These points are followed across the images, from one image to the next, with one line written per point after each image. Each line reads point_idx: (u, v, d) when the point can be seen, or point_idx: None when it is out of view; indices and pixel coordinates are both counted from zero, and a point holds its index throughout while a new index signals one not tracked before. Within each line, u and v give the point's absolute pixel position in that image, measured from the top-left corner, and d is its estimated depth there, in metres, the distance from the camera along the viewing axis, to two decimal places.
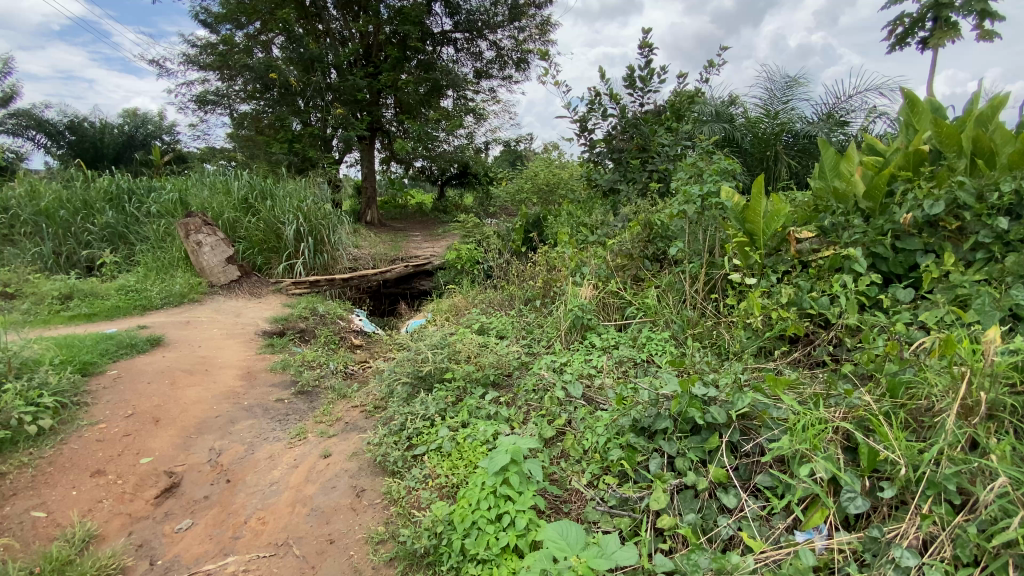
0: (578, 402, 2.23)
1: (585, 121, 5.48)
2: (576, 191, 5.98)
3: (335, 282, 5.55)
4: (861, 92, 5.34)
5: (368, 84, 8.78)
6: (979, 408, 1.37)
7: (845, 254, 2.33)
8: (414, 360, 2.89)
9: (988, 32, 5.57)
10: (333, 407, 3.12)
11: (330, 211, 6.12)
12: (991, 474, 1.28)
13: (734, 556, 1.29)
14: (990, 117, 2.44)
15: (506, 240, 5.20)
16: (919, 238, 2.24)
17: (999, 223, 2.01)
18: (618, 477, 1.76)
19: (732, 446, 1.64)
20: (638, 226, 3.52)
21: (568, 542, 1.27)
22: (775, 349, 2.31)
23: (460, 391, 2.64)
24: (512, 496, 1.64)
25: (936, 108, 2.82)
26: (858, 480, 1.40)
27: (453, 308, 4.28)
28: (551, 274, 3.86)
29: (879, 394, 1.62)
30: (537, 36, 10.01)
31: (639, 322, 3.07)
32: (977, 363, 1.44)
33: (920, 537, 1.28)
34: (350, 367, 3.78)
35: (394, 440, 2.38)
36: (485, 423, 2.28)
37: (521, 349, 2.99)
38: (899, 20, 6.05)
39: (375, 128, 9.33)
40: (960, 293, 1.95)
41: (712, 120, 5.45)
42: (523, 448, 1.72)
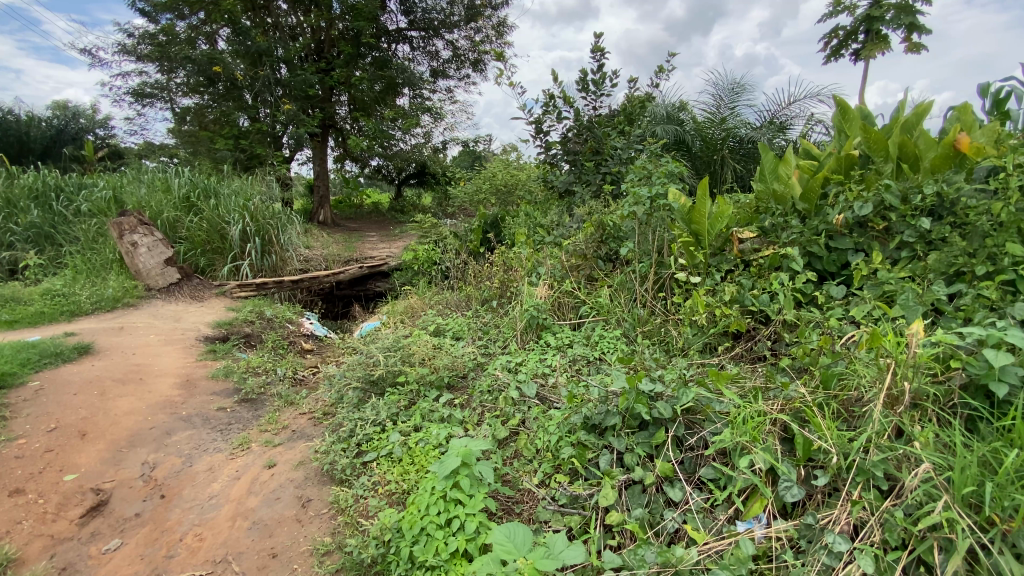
0: (532, 402, 2.23)
1: (541, 123, 5.53)
2: (533, 192, 6.01)
3: (284, 283, 5.34)
4: (800, 100, 5.61)
5: (321, 80, 8.51)
6: (903, 397, 1.46)
7: (783, 253, 2.44)
8: (366, 364, 2.81)
9: (914, 45, 6.00)
10: (279, 414, 2.99)
11: (279, 210, 5.89)
12: (916, 460, 1.36)
13: (679, 549, 1.31)
14: (914, 124, 2.60)
15: (463, 240, 5.16)
16: (850, 238, 2.38)
17: (921, 223, 2.15)
18: (569, 475, 1.77)
19: (677, 440, 1.68)
20: (591, 227, 3.57)
21: (516, 543, 1.25)
22: (719, 345, 2.39)
23: (413, 394, 2.59)
24: (462, 500, 1.62)
25: (865, 115, 2.99)
26: (794, 469, 1.45)
27: (408, 310, 4.20)
28: (507, 274, 3.86)
29: (813, 386, 1.69)
30: (494, 37, 10.00)
31: (592, 321, 3.10)
32: (901, 355, 1.53)
33: (851, 522, 1.34)
34: (300, 373, 3.64)
35: (343, 447, 2.30)
36: (438, 425, 2.23)
37: (476, 350, 2.97)
38: (835, 32, 6.43)
39: (327, 125, 9.06)
40: (887, 290, 2.07)
41: (663, 124, 5.60)
42: (474, 450, 1.70)
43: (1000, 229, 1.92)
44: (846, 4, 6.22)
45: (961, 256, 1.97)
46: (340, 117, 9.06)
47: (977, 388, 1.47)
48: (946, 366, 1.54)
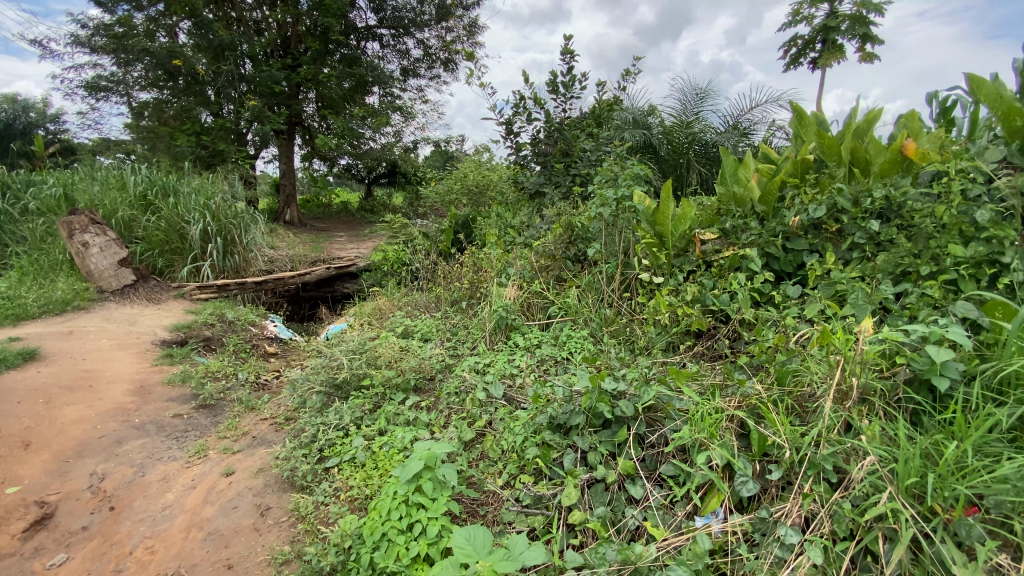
0: (499, 402, 2.23)
1: (511, 123, 5.53)
2: (504, 193, 6.02)
3: (247, 285, 5.17)
4: (762, 105, 5.78)
5: (287, 77, 8.30)
6: (852, 392, 1.52)
7: (742, 253, 2.50)
8: (330, 367, 2.74)
9: (868, 55, 6.27)
10: (239, 420, 2.90)
11: (241, 210, 5.71)
12: (863, 453, 1.41)
13: (638, 546, 1.33)
14: (865, 130, 2.71)
15: (433, 240, 5.11)
16: (805, 239, 2.46)
17: (871, 224, 2.24)
18: (533, 476, 1.77)
19: (639, 438, 1.70)
20: (560, 228, 3.59)
21: (475, 547, 1.25)
22: (681, 343, 2.44)
23: (379, 397, 2.54)
24: (424, 504, 1.60)
25: (821, 121, 3.10)
26: (749, 464, 1.50)
27: (376, 311, 4.12)
28: (476, 274, 3.84)
29: (769, 383, 1.74)
30: (465, 37, 9.97)
31: (560, 321, 3.12)
32: (850, 351, 1.59)
33: (802, 514, 1.38)
34: (263, 377, 3.53)
35: (304, 453, 2.24)
36: (403, 429, 2.19)
37: (445, 351, 2.94)
38: (794, 41, 6.67)
39: (294, 123, 8.86)
40: (839, 290, 2.15)
41: (630, 128, 5.70)
42: (438, 453, 1.69)
43: (942, 231, 2.02)
44: (805, 14, 6.46)
45: (907, 257, 2.06)
46: (307, 115, 8.85)
47: (921, 383, 1.55)
48: (891, 362, 1.61)
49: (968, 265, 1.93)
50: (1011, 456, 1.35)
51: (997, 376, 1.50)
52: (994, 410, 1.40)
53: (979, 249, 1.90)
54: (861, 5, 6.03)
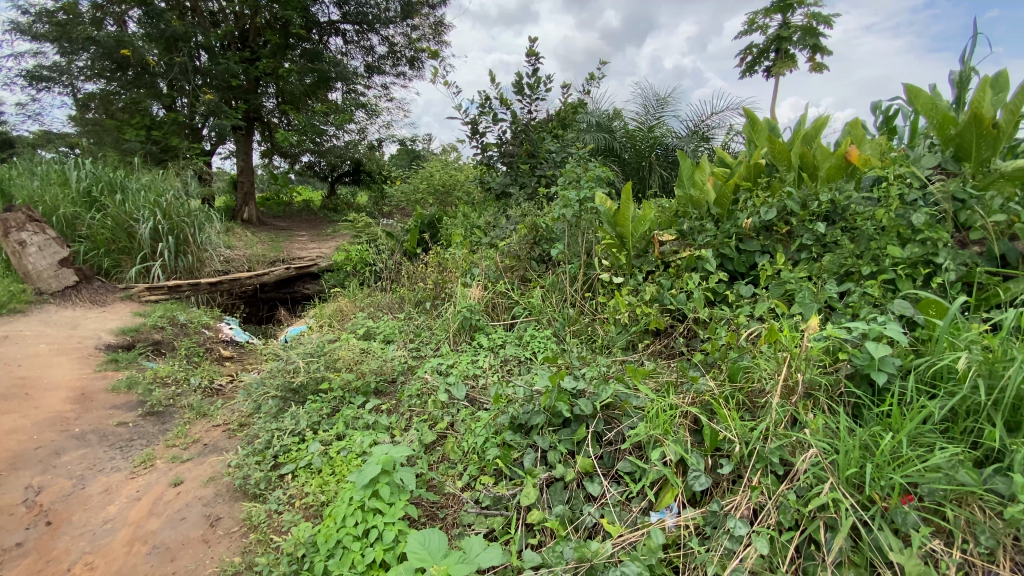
0: (461, 404, 2.22)
1: (476, 123, 5.52)
2: (470, 193, 5.98)
3: (201, 286, 4.93)
4: (720, 112, 5.96)
5: (245, 70, 8.00)
6: (797, 387, 1.59)
7: (698, 254, 2.57)
8: (285, 371, 2.65)
9: (817, 64, 6.57)
10: (190, 427, 2.77)
11: (195, 208, 5.47)
12: (806, 445, 1.48)
13: (594, 543, 1.35)
14: (813, 136, 2.82)
15: (398, 240, 5.02)
16: (757, 241, 2.55)
17: (818, 226, 2.33)
18: (493, 477, 1.77)
19: (597, 436, 1.73)
20: (525, 229, 3.61)
21: (429, 551, 1.24)
22: (640, 342, 2.49)
23: (338, 401, 2.47)
24: (382, 509, 1.56)
25: (773, 128, 3.22)
26: (702, 459, 1.54)
27: (338, 313, 4.03)
28: (441, 274, 3.80)
29: (722, 379, 1.80)
30: (431, 36, 9.89)
31: (524, 321, 3.13)
32: (796, 348, 1.67)
33: (751, 506, 1.43)
34: (217, 382, 3.39)
35: (258, 460, 2.17)
36: (361, 433, 2.14)
37: (407, 353, 2.90)
38: (749, 50, 6.92)
39: (252, 118, 8.55)
40: (788, 290, 2.24)
41: (594, 131, 5.78)
42: (396, 457, 1.66)
43: (882, 234, 2.13)
44: (760, 23, 6.71)
45: (850, 258, 2.16)
46: (267, 110, 8.53)
47: (861, 377, 1.63)
48: (834, 358, 1.69)
49: (906, 265, 2.05)
50: (942, 446, 1.43)
51: (930, 369, 1.59)
52: (927, 402, 1.49)
53: (915, 250, 2.02)
54: (811, 17, 6.31)
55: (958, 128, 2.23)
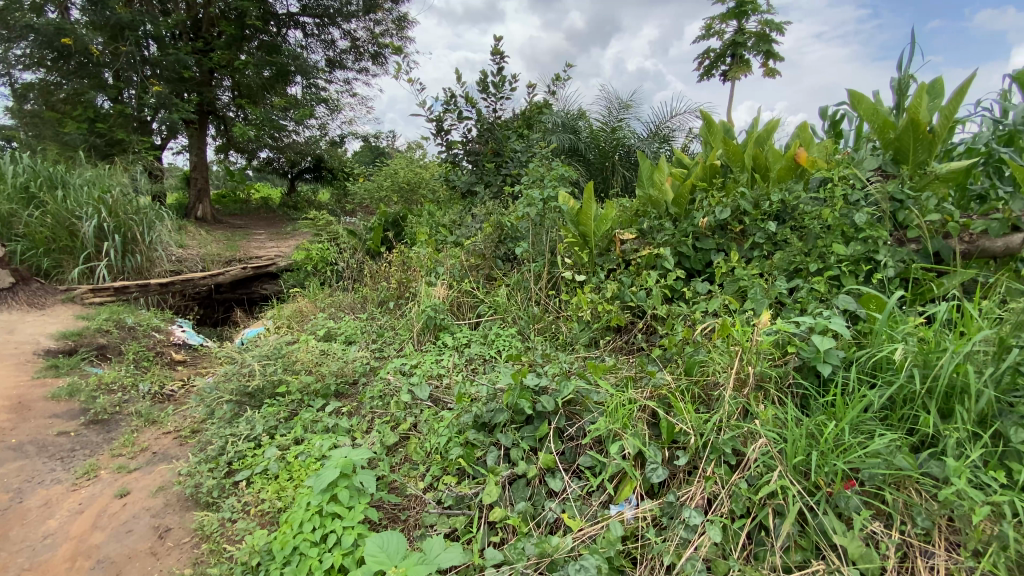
0: (424, 404, 2.20)
1: (441, 121, 5.48)
2: (436, 191, 5.93)
3: (150, 287, 4.70)
4: (680, 114, 6.11)
5: (198, 62, 7.65)
6: (749, 379, 1.66)
7: (657, 253, 2.64)
8: (240, 374, 2.56)
9: (770, 70, 6.83)
10: (137, 435, 2.64)
11: (144, 205, 5.20)
12: (757, 435, 1.54)
13: (555, 538, 1.37)
14: (765, 139, 2.93)
15: (361, 239, 4.92)
16: (713, 240, 2.63)
17: (769, 225, 2.42)
18: (456, 476, 1.76)
19: (559, 432, 1.76)
20: (490, 227, 3.63)
21: (387, 554, 1.22)
22: (602, 339, 2.54)
23: (296, 404, 2.41)
24: (340, 513, 1.54)
25: (728, 130, 3.33)
26: (659, 451, 1.58)
27: (297, 314, 3.90)
28: (404, 274, 3.74)
29: (678, 373, 1.85)
30: (394, 31, 9.62)
31: (490, 320, 3.12)
32: (747, 342, 1.73)
33: (705, 496, 1.48)
34: (168, 387, 3.24)
35: (211, 468, 2.09)
36: (321, 436, 2.08)
37: (369, 354, 2.84)
38: (707, 54, 7.12)
39: (206, 112, 8.20)
40: (742, 286, 2.32)
41: (560, 131, 5.82)
42: (355, 460, 1.63)
43: (827, 232, 2.23)
44: (716, 29, 6.92)
45: (798, 255, 2.26)
46: (222, 104, 8.20)
47: (808, 369, 1.71)
48: (783, 350, 1.76)
49: (849, 262, 2.15)
50: (882, 432, 1.52)
51: (871, 360, 1.68)
52: (867, 392, 1.57)
53: (857, 248, 2.12)
54: (764, 24, 6.55)
55: (898, 131, 2.35)
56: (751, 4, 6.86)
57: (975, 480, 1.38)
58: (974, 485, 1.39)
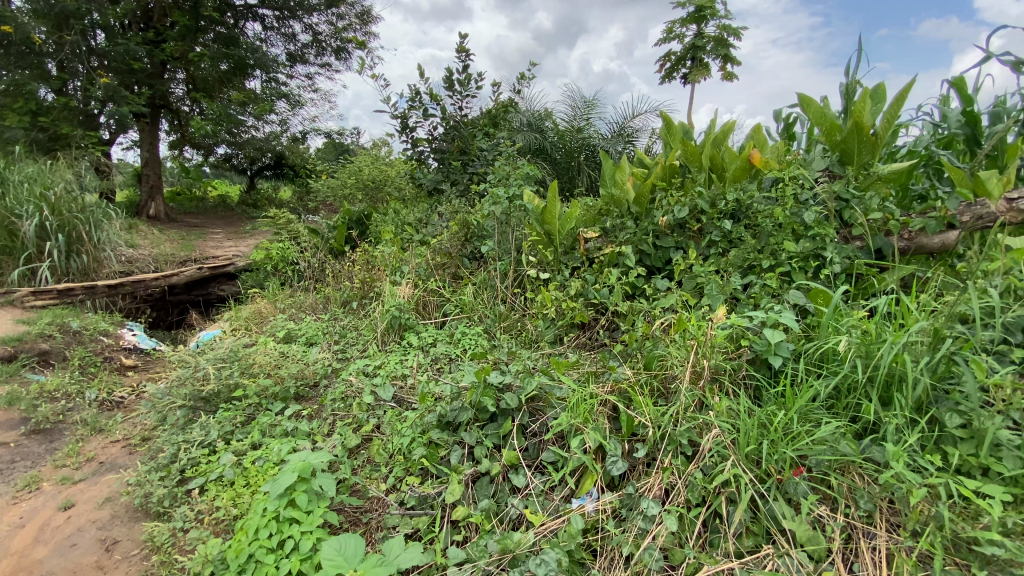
0: (388, 405, 2.16)
1: (406, 118, 5.41)
2: (401, 188, 5.86)
3: (98, 289, 4.42)
4: (644, 114, 6.22)
5: (149, 53, 7.28)
6: (704, 372, 1.71)
7: (619, 251, 2.69)
8: (194, 378, 2.46)
9: (728, 73, 7.04)
10: (83, 445, 2.51)
11: (91, 203, 4.93)
12: (712, 426, 1.60)
13: (517, 534, 1.38)
14: (722, 140, 3.02)
15: (324, 237, 4.81)
16: (672, 238, 2.70)
17: (726, 223, 2.50)
18: (418, 476, 1.74)
19: (522, 428, 1.77)
20: (456, 225, 3.62)
21: (346, 557, 1.21)
22: (567, 335, 2.57)
23: (253, 408, 2.33)
24: (298, 518, 1.50)
25: (686, 131, 3.42)
26: (619, 445, 1.62)
27: (256, 316, 3.78)
28: (368, 273, 3.67)
29: (638, 368, 1.89)
30: (358, 26, 9.46)
31: (456, 319, 3.11)
32: (703, 336, 1.80)
33: (663, 486, 1.52)
34: (117, 393, 3.09)
35: (162, 476, 2.01)
36: (279, 440, 2.02)
37: (331, 355, 2.77)
38: (668, 57, 7.29)
39: (158, 105, 7.84)
40: (699, 283, 2.38)
41: (525, 130, 5.85)
42: (314, 463, 1.60)
43: (779, 230, 2.32)
44: (677, 33, 7.08)
45: (752, 253, 2.34)
46: (175, 97, 7.83)
47: (760, 362, 1.78)
48: (737, 344, 1.82)
49: (799, 259, 2.25)
50: (828, 420, 1.59)
51: (818, 352, 1.76)
52: (815, 382, 1.65)
53: (807, 245, 2.22)
54: (722, 29, 6.74)
55: (843, 134, 2.47)
56: (710, 10, 7.05)
57: (913, 464, 1.47)
58: (912, 468, 1.48)
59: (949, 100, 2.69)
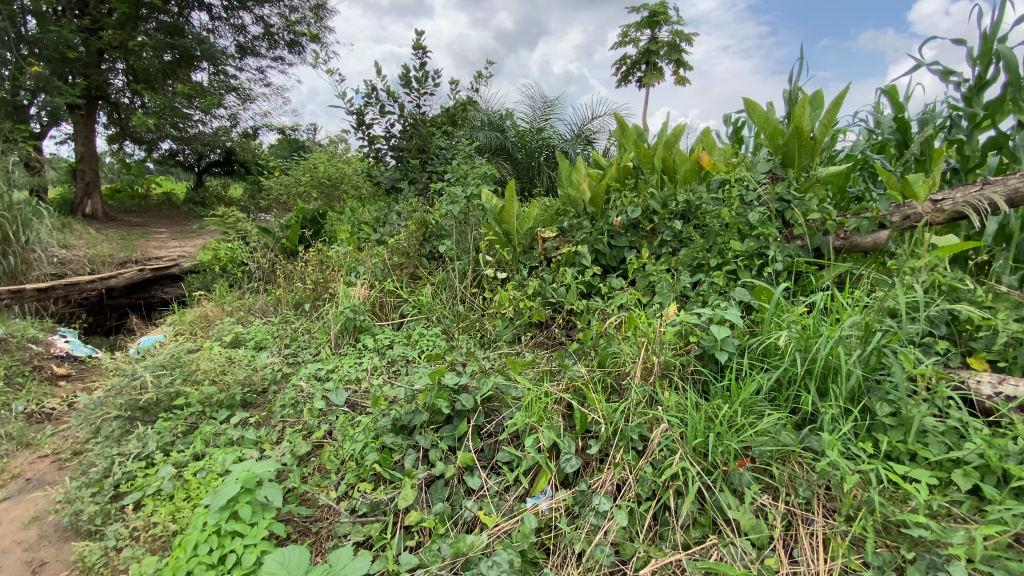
0: (340, 410, 2.11)
1: (362, 114, 5.30)
2: (358, 186, 5.72)
3: (25, 293, 4.09)
4: (601, 116, 6.32)
5: (84, 41, 6.80)
6: (654, 368, 1.77)
7: (576, 250, 2.72)
8: (130, 387, 2.32)
9: (681, 78, 7.25)
10: (6, 462, 2.34)
11: (18, 201, 4.56)
12: (661, 421, 1.64)
13: (469, 537, 1.38)
14: (673, 142, 3.11)
15: (275, 236, 4.65)
16: (626, 238, 2.75)
17: (676, 223, 2.57)
18: (371, 482, 1.71)
19: (478, 429, 1.77)
20: (414, 225, 3.56)
21: (289, 569, 1.17)
22: (524, 334, 2.58)
23: (195, 417, 2.22)
24: (241, 531, 1.44)
25: (640, 133, 3.50)
26: (573, 442, 1.64)
27: (202, 320, 3.62)
28: (322, 274, 3.55)
29: (593, 365, 1.92)
30: (312, 20, 9.20)
31: (413, 320, 3.06)
32: (653, 333, 1.85)
33: (614, 482, 1.55)
34: (46, 405, 2.88)
35: (94, 492, 1.89)
36: (224, 450, 1.93)
37: (281, 360, 2.68)
38: (624, 61, 7.43)
39: (94, 97, 7.35)
40: (651, 281, 2.44)
41: (485, 129, 5.84)
42: (258, 473, 1.54)
43: (726, 230, 2.40)
44: (632, 37, 7.24)
45: (700, 252, 2.42)
46: (114, 88, 7.40)
47: (707, 357, 1.84)
48: (686, 340, 1.89)
49: (744, 257, 2.33)
50: (770, 412, 1.66)
51: (761, 347, 1.84)
52: (758, 375, 1.72)
53: (751, 245, 2.31)
54: (675, 35, 6.93)
55: (785, 138, 2.58)
56: (663, 15, 7.23)
57: (847, 452, 1.55)
58: (847, 456, 1.55)
59: (882, 107, 2.86)
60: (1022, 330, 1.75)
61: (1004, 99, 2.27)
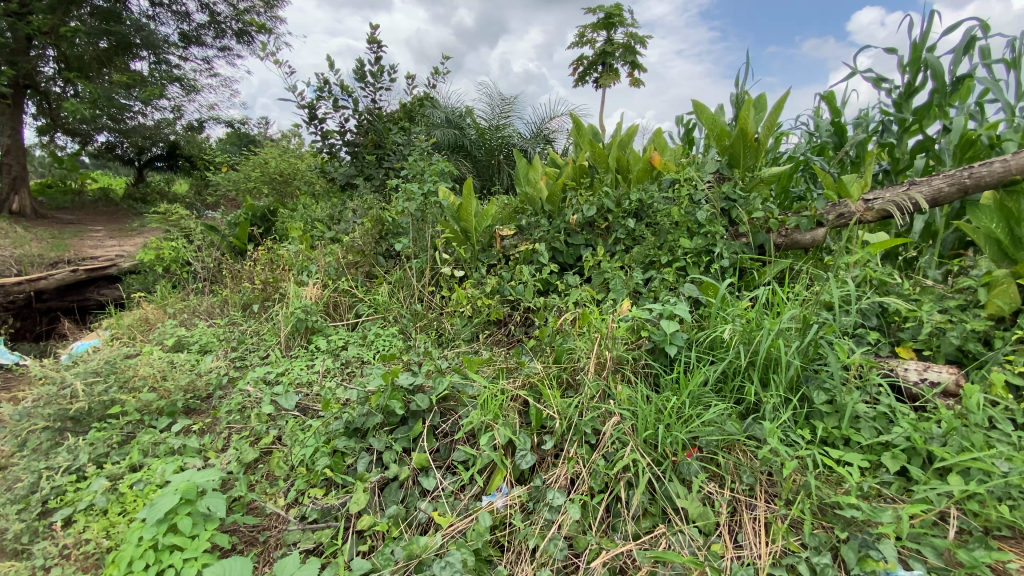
0: (290, 414, 2.05)
1: (314, 108, 5.14)
2: (311, 182, 5.54)
3: None
4: (560, 116, 6.39)
5: (9, 25, 6.30)
6: (607, 363, 1.81)
7: (533, 248, 2.74)
8: (58, 397, 2.16)
9: (636, 79, 7.40)
10: None
11: None
12: (614, 414, 1.68)
13: (423, 538, 1.37)
14: (626, 142, 3.18)
15: (222, 235, 4.44)
16: (582, 235, 2.79)
17: (629, 221, 2.63)
18: (323, 487, 1.66)
19: (433, 429, 1.75)
20: (370, 222, 3.49)
21: None
22: (482, 332, 2.58)
23: (132, 427, 2.10)
24: (180, 544, 1.38)
25: (595, 132, 3.56)
26: (528, 439, 1.65)
27: (142, 322, 3.42)
28: (271, 273, 3.42)
29: (549, 361, 1.94)
30: (262, 9, 8.84)
31: (369, 320, 3.00)
32: (606, 329, 1.89)
33: (568, 476, 1.57)
34: None
35: (18, 509, 1.76)
36: (164, 460, 1.84)
37: (227, 364, 2.57)
38: (581, 61, 7.52)
39: (20, 84, 6.83)
40: (606, 278, 2.48)
41: (444, 126, 5.78)
42: (199, 483, 1.47)
43: (676, 228, 2.47)
44: (588, 38, 7.33)
45: (652, 249, 2.48)
46: (43, 76, 6.90)
47: (658, 351, 1.89)
48: (638, 335, 1.94)
49: (692, 254, 2.41)
50: (716, 403, 1.73)
51: (709, 340, 1.91)
52: (705, 367, 1.79)
53: (700, 242, 2.39)
54: (631, 37, 7.05)
55: (731, 139, 2.69)
56: (619, 17, 7.36)
57: (787, 439, 1.63)
58: (787, 443, 1.63)
59: (820, 110, 3.02)
60: (944, 321, 1.88)
61: (930, 105, 2.44)
